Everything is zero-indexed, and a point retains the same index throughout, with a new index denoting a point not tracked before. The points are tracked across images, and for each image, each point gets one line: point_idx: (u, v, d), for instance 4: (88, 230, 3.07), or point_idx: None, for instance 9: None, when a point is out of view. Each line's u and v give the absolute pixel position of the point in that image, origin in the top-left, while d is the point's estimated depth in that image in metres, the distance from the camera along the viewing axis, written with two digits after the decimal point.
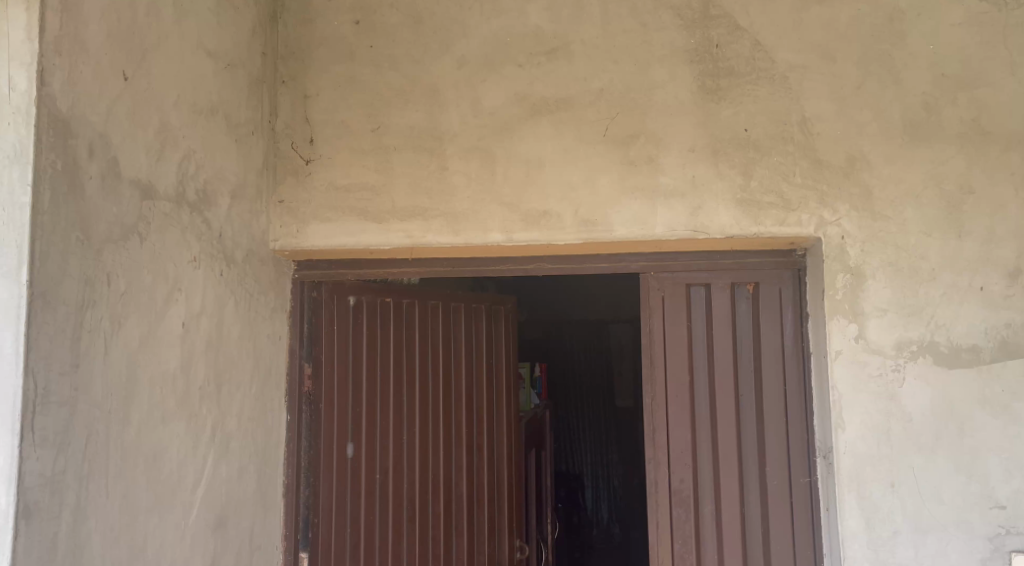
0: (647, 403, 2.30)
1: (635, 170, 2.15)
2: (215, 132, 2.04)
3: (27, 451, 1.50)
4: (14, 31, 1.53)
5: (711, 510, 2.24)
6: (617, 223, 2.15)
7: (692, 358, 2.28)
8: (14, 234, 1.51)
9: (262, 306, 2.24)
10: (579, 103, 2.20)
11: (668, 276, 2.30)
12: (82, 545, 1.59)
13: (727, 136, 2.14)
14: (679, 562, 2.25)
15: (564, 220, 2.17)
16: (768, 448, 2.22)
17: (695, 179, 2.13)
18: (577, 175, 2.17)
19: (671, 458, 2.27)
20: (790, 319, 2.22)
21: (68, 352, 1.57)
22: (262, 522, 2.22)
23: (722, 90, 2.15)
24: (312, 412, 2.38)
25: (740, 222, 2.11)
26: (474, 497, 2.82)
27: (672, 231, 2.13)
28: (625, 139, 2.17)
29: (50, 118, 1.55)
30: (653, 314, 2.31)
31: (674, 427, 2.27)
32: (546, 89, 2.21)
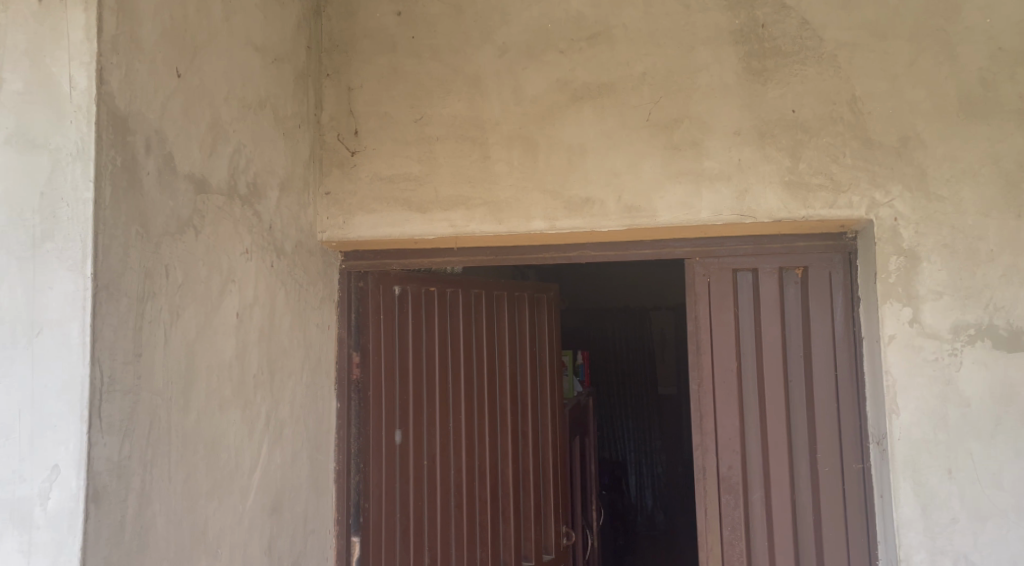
0: (693, 390, 2.31)
1: (680, 154, 2.16)
2: (264, 125, 2.08)
3: (95, 437, 1.53)
4: (74, 32, 1.56)
5: (761, 497, 2.25)
6: (662, 209, 2.15)
7: (739, 344, 2.28)
8: (78, 228, 1.54)
9: (311, 296, 2.29)
10: (622, 89, 2.20)
11: (714, 261, 2.30)
12: (148, 528, 1.63)
13: (774, 118, 2.13)
14: (728, 549, 2.26)
15: (607, 207, 2.18)
16: (819, 434, 2.21)
17: (741, 162, 2.13)
18: (621, 160, 2.18)
19: (718, 445, 2.28)
20: (840, 303, 2.21)
21: (131, 343, 1.61)
22: (315, 506, 2.27)
23: (768, 70, 2.14)
24: (361, 399, 2.45)
25: (788, 205, 2.11)
26: (521, 485, 2.83)
27: (718, 215, 2.13)
28: (668, 123, 2.17)
29: (109, 116, 1.58)
30: (699, 299, 2.31)
31: (722, 414, 2.28)
32: (589, 75, 2.22)
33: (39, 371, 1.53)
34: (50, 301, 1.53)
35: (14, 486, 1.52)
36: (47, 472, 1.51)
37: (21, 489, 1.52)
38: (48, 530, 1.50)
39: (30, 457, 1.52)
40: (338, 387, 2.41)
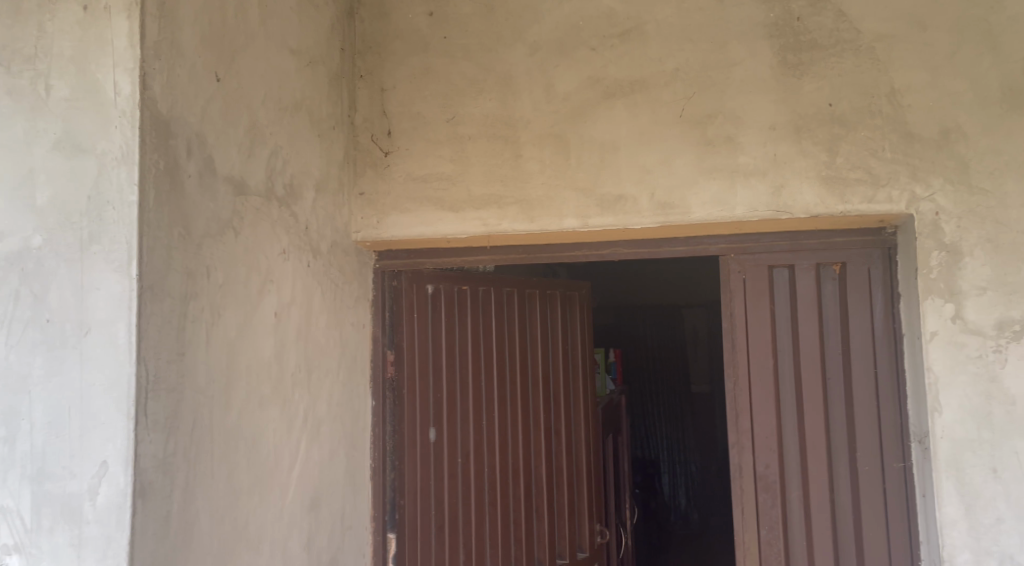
0: (729, 388, 2.31)
1: (714, 150, 2.16)
2: (299, 127, 2.11)
3: (141, 434, 1.56)
4: (118, 39, 1.60)
5: (798, 496, 2.24)
6: (696, 206, 2.16)
7: (775, 342, 2.28)
8: (123, 230, 1.58)
9: (346, 295, 2.32)
10: (655, 85, 2.21)
11: (750, 258, 2.30)
12: (192, 523, 1.67)
13: (810, 112, 2.13)
14: (766, 549, 2.26)
15: (640, 204, 2.19)
16: (859, 432, 2.21)
17: (776, 157, 2.13)
18: (653, 157, 2.19)
19: (755, 444, 2.28)
20: (880, 300, 2.20)
21: (174, 342, 1.64)
22: (352, 503, 2.31)
23: (804, 64, 2.14)
24: (396, 397, 2.49)
25: (825, 201, 2.10)
26: (555, 483, 2.82)
27: (754, 211, 2.13)
28: (702, 119, 2.17)
29: (152, 120, 1.61)
30: (735, 296, 2.31)
31: (759, 412, 2.28)
32: (620, 72, 2.23)
33: (88, 370, 1.56)
34: (98, 301, 1.57)
35: (64, 482, 1.55)
36: (96, 468, 1.55)
37: (71, 485, 1.55)
38: (97, 524, 1.54)
39: (79, 453, 1.55)
40: (373, 386, 2.46)
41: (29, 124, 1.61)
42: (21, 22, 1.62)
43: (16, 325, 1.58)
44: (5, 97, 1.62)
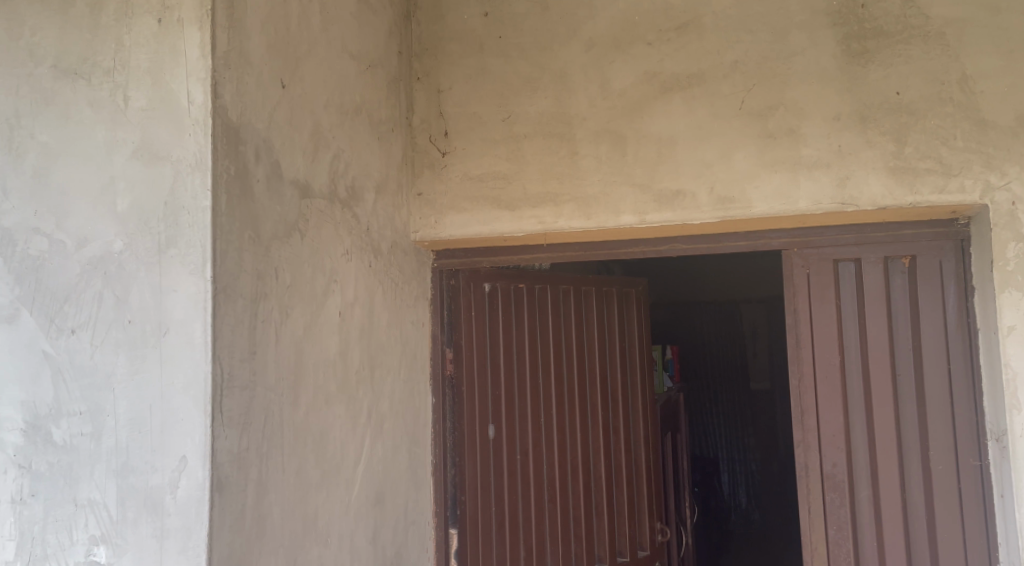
0: (793, 385, 2.30)
1: (775, 143, 2.16)
2: (360, 130, 2.16)
3: (218, 430, 1.62)
4: (190, 50, 1.66)
5: (867, 495, 2.24)
6: (756, 200, 2.15)
7: (842, 337, 2.27)
8: (198, 234, 1.63)
9: (406, 294, 2.37)
10: (713, 78, 2.21)
11: (813, 252, 2.29)
12: (265, 516, 1.72)
13: (877, 101, 2.11)
14: (834, 550, 2.25)
15: (699, 199, 2.19)
16: (931, 429, 2.19)
17: (841, 148, 2.12)
18: (712, 152, 2.19)
19: (821, 442, 2.27)
20: (952, 293, 2.17)
21: (246, 341, 1.70)
22: (415, 499, 2.36)
23: (869, 52, 2.13)
24: (455, 395, 2.53)
25: (893, 192, 2.09)
26: (615, 481, 2.81)
27: (817, 204, 2.12)
28: (762, 111, 2.17)
29: (223, 128, 1.67)
30: (798, 291, 2.30)
31: (825, 411, 2.27)
32: (677, 66, 2.24)
33: (167, 369, 1.62)
34: (175, 303, 1.63)
35: (146, 475, 1.61)
36: (176, 463, 1.60)
37: (153, 478, 1.61)
38: (178, 516, 1.59)
39: (160, 448, 1.61)
40: (433, 384, 2.50)
41: (109, 134, 1.68)
42: (100, 36, 1.69)
43: (100, 327, 1.64)
44: (87, 108, 1.68)
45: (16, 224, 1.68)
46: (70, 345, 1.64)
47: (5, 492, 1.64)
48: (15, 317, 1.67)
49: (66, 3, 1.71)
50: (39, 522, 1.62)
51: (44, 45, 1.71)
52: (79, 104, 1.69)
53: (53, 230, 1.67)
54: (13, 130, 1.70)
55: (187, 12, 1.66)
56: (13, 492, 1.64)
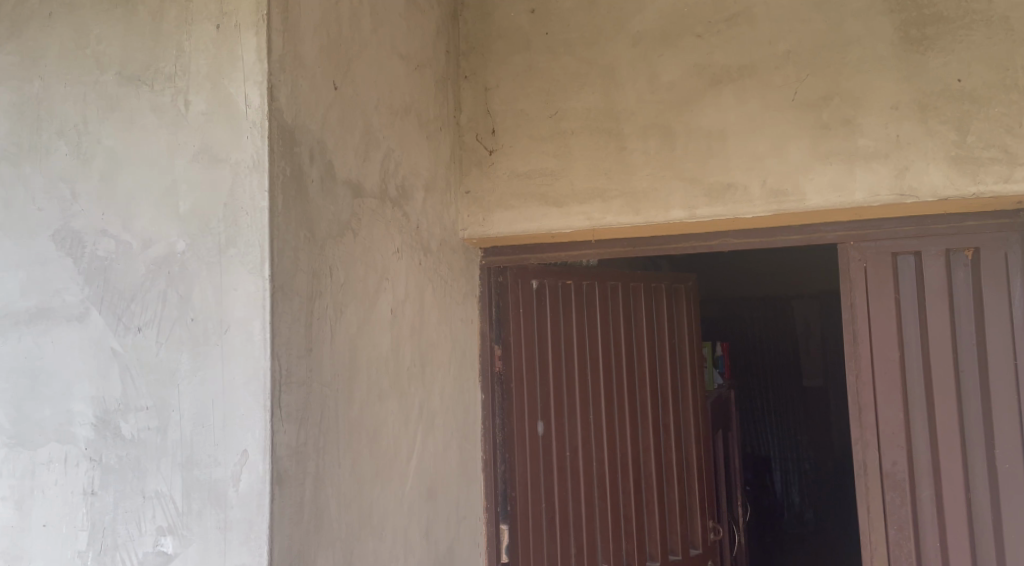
0: (851, 381, 2.28)
1: (830, 134, 2.14)
2: (410, 129, 2.19)
3: (277, 425, 1.66)
4: (247, 54, 1.70)
5: (930, 495, 2.21)
6: (810, 192, 2.14)
7: (901, 333, 2.25)
8: (256, 234, 1.67)
9: (455, 291, 2.40)
10: (765, 69, 2.20)
11: (871, 246, 2.26)
12: (323, 509, 1.77)
13: (937, 89, 2.08)
14: (895, 549, 2.23)
15: (751, 193, 2.18)
16: (998, 426, 2.16)
17: (900, 138, 2.09)
18: (764, 144, 2.18)
19: (881, 440, 2.25)
20: (1019, 286, 2.14)
21: (303, 338, 1.74)
22: (466, 494, 2.39)
23: (929, 39, 2.10)
24: (504, 392, 2.55)
25: (954, 181, 2.05)
26: (666, 478, 2.81)
27: (874, 196, 2.10)
28: (816, 102, 2.16)
29: (279, 130, 1.71)
30: (855, 285, 2.28)
31: (885, 407, 2.25)
32: (728, 57, 2.23)
33: (228, 366, 1.67)
34: (235, 301, 1.67)
35: (210, 468, 1.66)
36: (238, 457, 1.65)
37: (216, 472, 1.65)
38: (240, 508, 1.64)
39: (222, 442, 1.66)
40: (482, 380, 2.53)
41: (171, 139, 1.73)
42: (161, 43, 1.74)
43: (164, 325, 1.69)
44: (149, 113, 1.74)
45: (85, 226, 1.74)
46: (136, 343, 1.70)
47: (76, 484, 1.69)
48: (84, 316, 1.72)
49: (128, 12, 1.76)
50: (110, 514, 1.68)
51: (109, 53, 1.76)
52: (143, 110, 1.74)
53: (119, 232, 1.72)
54: (80, 135, 1.76)
55: (244, 18, 1.71)
56: (84, 484, 1.69)
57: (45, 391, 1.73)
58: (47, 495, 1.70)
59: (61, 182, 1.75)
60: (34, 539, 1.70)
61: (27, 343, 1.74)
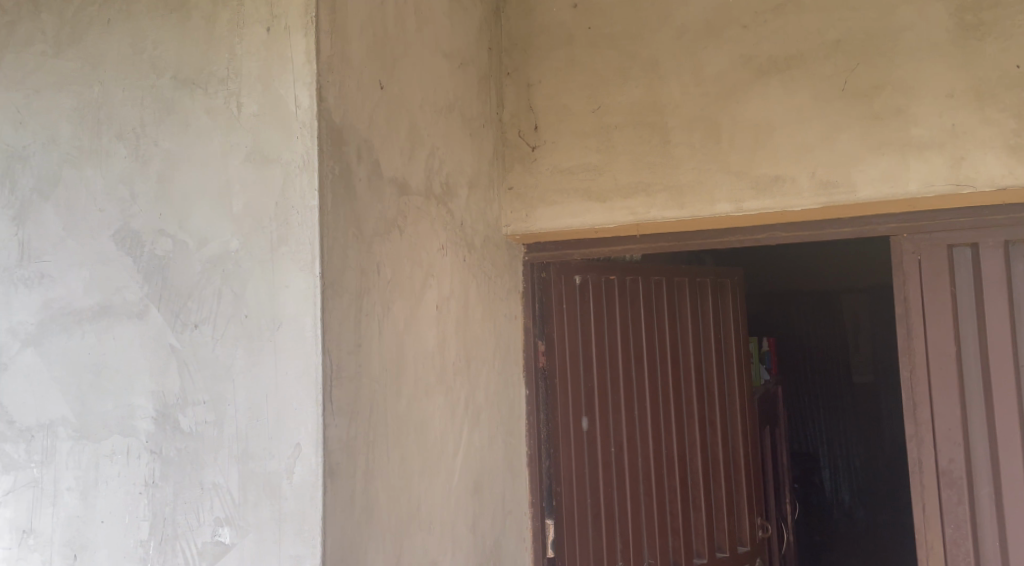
0: (905, 376, 2.23)
1: (882, 124, 2.10)
2: (453, 127, 2.22)
3: (329, 419, 1.69)
4: (297, 56, 1.73)
5: (989, 493, 2.15)
6: (862, 183, 2.11)
7: (957, 327, 2.19)
8: (306, 232, 1.71)
9: (499, 287, 2.42)
10: (813, 59, 2.17)
11: (925, 237, 2.20)
12: (372, 502, 1.80)
13: (994, 76, 2.01)
14: (953, 549, 2.17)
15: (800, 185, 2.16)
16: None
17: (956, 128, 2.04)
18: (813, 136, 2.16)
19: (937, 437, 2.19)
20: None
21: (352, 334, 1.77)
22: (512, 488, 2.41)
23: (985, 24, 2.03)
24: (548, 386, 2.56)
25: (1013, 170, 1.99)
26: (712, 475, 2.81)
27: (929, 186, 2.05)
28: (868, 91, 2.11)
29: (328, 130, 1.74)
30: (909, 279, 2.22)
31: (941, 403, 2.19)
32: (775, 48, 2.21)
33: (281, 361, 1.71)
34: (287, 298, 1.71)
35: (265, 461, 1.70)
36: (291, 449, 1.68)
37: (270, 464, 1.69)
38: (293, 500, 1.68)
39: (276, 436, 1.70)
40: (525, 375, 2.54)
41: (225, 140, 1.77)
42: (214, 47, 1.79)
43: (220, 322, 1.74)
44: (204, 115, 1.78)
45: (143, 226, 1.79)
46: (193, 339, 1.75)
47: (138, 475, 1.74)
48: (144, 313, 1.77)
49: (183, 17, 1.81)
50: (170, 504, 1.72)
51: (165, 58, 1.81)
52: (197, 113, 1.78)
53: (176, 232, 1.77)
54: (138, 138, 1.81)
55: (293, 20, 1.74)
56: (145, 476, 1.74)
57: (107, 385, 1.78)
58: (109, 486, 1.75)
59: (120, 183, 1.80)
60: (96, 530, 1.75)
61: (89, 340, 1.80)
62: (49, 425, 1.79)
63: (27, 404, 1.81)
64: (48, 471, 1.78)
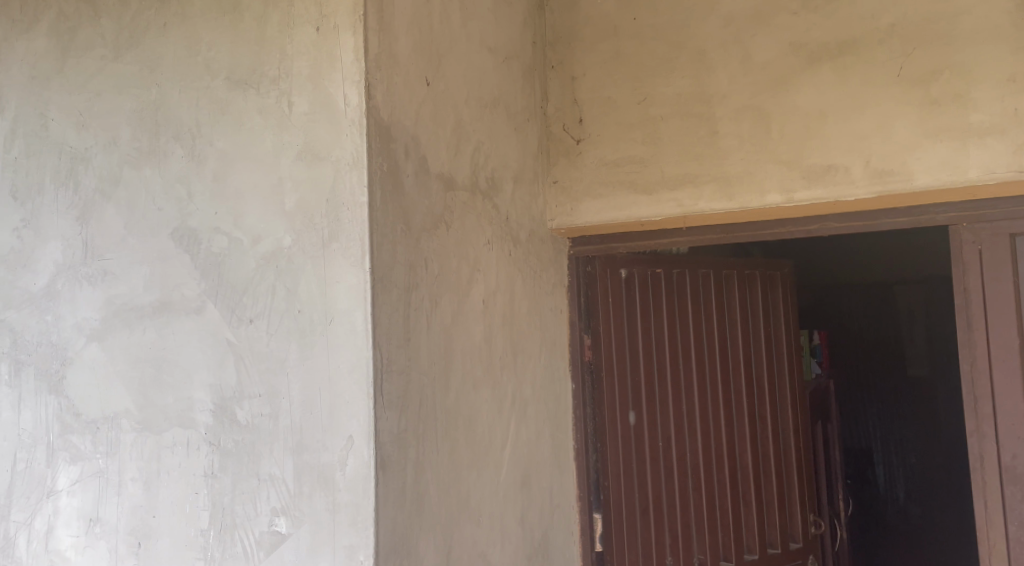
0: (965, 370, 2.19)
1: (939, 110, 2.07)
2: (498, 122, 2.23)
3: (380, 411, 1.73)
4: (346, 53, 1.77)
5: None
6: (918, 171, 2.08)
7: (1020, 319, 2.14)
8: (357, 228, 1.74)
9: (545, 281, 2.43)
10: (866, 45, 2.15)
11: (986, 226, 2.16)
12: (423, 494, 1.83)
13: None
14: (1017, 546, 2.13)
15: (853, 174, 2.14)
16: None
17: (1018, 112, 2.00)
18: (867, 123, 2.14)
19: (999, 432, 2.15)
20: None
21: (401, 328, 1.80)
22: (559, 481, 2.43)
23: None
24: (595, 380, 2.56)
25: None
26: (762, 469, 2.80)
27: (990, 173, 2.01)
28: (924, 77, 2.08)
29: (376, 127, 1.77)
30: (970, 269, 2.18)
31: (1003, 397, 2.15)
32: (826, 35, 2.19)
33: (333, 354, 1.74)
34: (338, 293, 1.74)
35: (319, 453, 1.73)
36: (344, 441, 1.72)
37: (324, 456, 1.73)
38: (347, 491, 1.71)
39: (329, 428, 1.73)
40: (572, 369, 2.54)
41: (277, 139, 1.80)
42: (266, 48, 1.82)
43: (274, 317, 1.77)
44: (257, 115, 1.82)
45: (200, 224, 1.83)
46: (249, 333, 1.79)
47: (198, 466, 1.79)
48: (201, 308, 1.81)
49: (235, 19, 1.85)
50: (229, 494, 1.77)
51: (218, 59, 1.85)
52: (250, 112, 1.82)
53: (231, 229, 1.81)
54: (194, 138, 1.85)
55: (342, 19, 1.77)
56: (205, 467, 1.78)
57: (167, 378, 1.82)
58: (171, 476, 1.80)
59: (178, 182, 1.85)
60: (160, 518, 1.80)
61: (150, 334, 1.84)
62: (113, 417, 1.84)
63: (91, 397, 1.86)
64: (113, 462, 1.83)
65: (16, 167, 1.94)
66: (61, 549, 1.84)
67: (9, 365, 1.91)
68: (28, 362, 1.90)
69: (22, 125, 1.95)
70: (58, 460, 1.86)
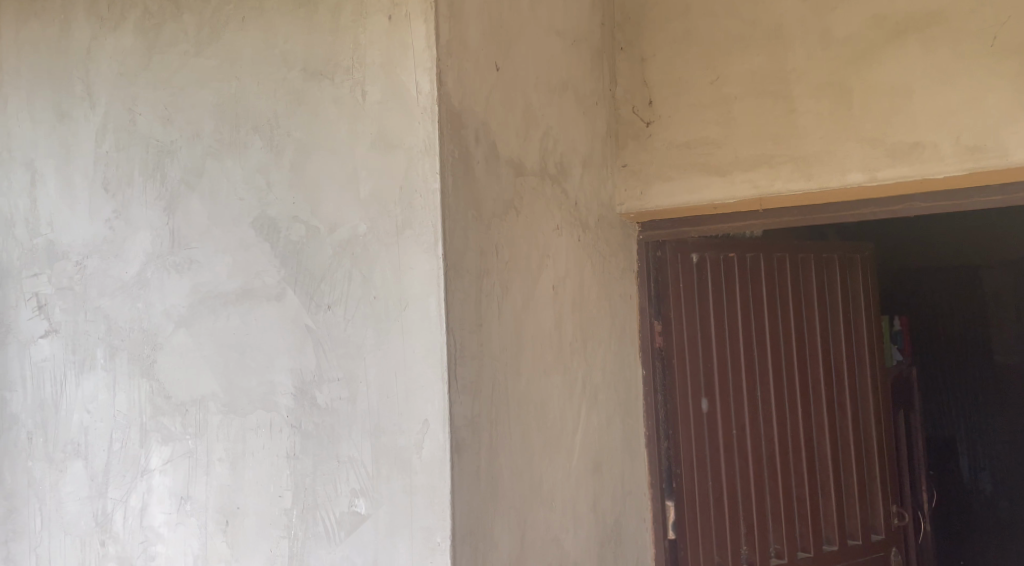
0: None
1: None
2: (568, 106, 2.24)
3: (455, 396, 1.76)
4: (418, 41, 1.80)
5: None
6: (1013, 147, 2.02)
7: None
8: (431, 215, 1.77)
9: (614, 267, 2.43)
10: (955, 16, 2.09)
11: None
12: (497, 478, 1.85)
13: None
14: None
15: (942, 151, 2.09)
16: None
17: None
18: (955, 97, 2.08)
19: None
20: None
21: (473, 314, 1.83)
22: (631, 469, 2.42)
23: None
24: (666, 367, 2.54)
25: None
26: (841, 459, 2.76)
27: None
28: (1020, 47, 2.02)
29: (447, 114, 1.80)
30: None
31: None
32: (910, 7, 2.14)
33: (408, 340, 1.77)
34: (411, 279, 1.78)
35: (396, 436, 1.77)
36: (420, 426, 1.75)
37: (401, 439, 1.77)
38: (424, 474, 1.75)
39: (405, 412, 1.77)
40: (643, 356, 2.53)
41: (350, 129, 1.84)
42: (340, 37, 1.86)
43: (352, 303, 1.81)
44: (331, 105, 1.85)
45: (279, 213, 1.87)
46: (327, 320, 1.83)
47: (280, 448, 1.84)
48: (282, 296, 1.86)
49: (311, 11, 1.88)
50: (310, 476, 1.81)
51: (294, 51, 1.89)
52: (326, 103, 1.85)
53: (309, 218, 1.85)
54: (272, 129, 1.89)
55: (415, 7, 1.80)
56: (288, 448, 1.83)
57: (250, 363, 1.88)
58: (255, 458, 1.85)
59: (257, 172, 1.89)
60: (245, 497, 1.85)
61: (234, 321, 1.90)
62: (200, 400, 1.90)
63: (179, 381, 1.92)
64: (201, 442, 1.89)
65: (107, 161, 2.00)
66: (155, 525, 1.91)
67: (103, 350, 1.98)
68: (121, 347, 1.97)
69: (112, 120, 2.00)
70: (150, 441, 1.93)
